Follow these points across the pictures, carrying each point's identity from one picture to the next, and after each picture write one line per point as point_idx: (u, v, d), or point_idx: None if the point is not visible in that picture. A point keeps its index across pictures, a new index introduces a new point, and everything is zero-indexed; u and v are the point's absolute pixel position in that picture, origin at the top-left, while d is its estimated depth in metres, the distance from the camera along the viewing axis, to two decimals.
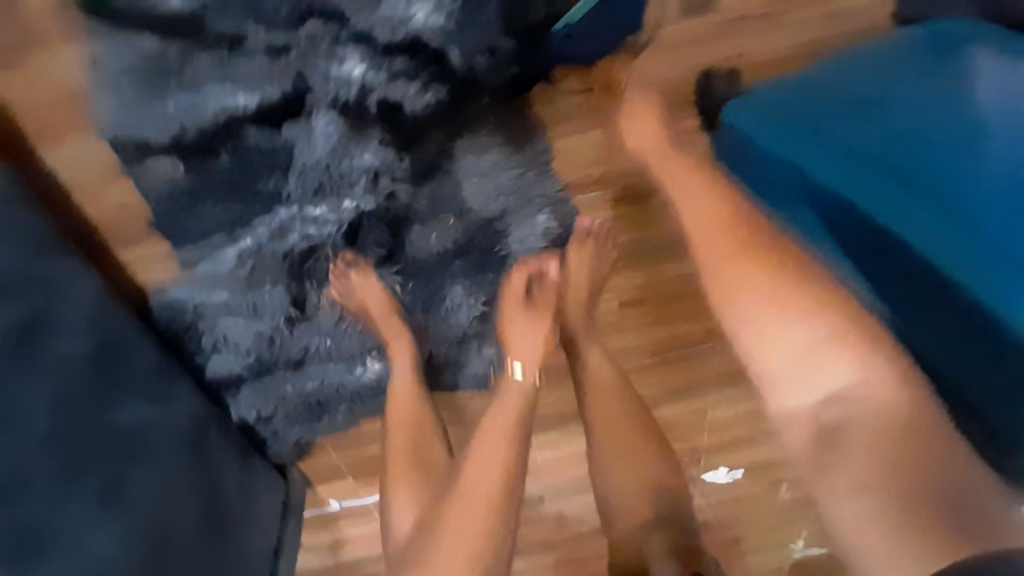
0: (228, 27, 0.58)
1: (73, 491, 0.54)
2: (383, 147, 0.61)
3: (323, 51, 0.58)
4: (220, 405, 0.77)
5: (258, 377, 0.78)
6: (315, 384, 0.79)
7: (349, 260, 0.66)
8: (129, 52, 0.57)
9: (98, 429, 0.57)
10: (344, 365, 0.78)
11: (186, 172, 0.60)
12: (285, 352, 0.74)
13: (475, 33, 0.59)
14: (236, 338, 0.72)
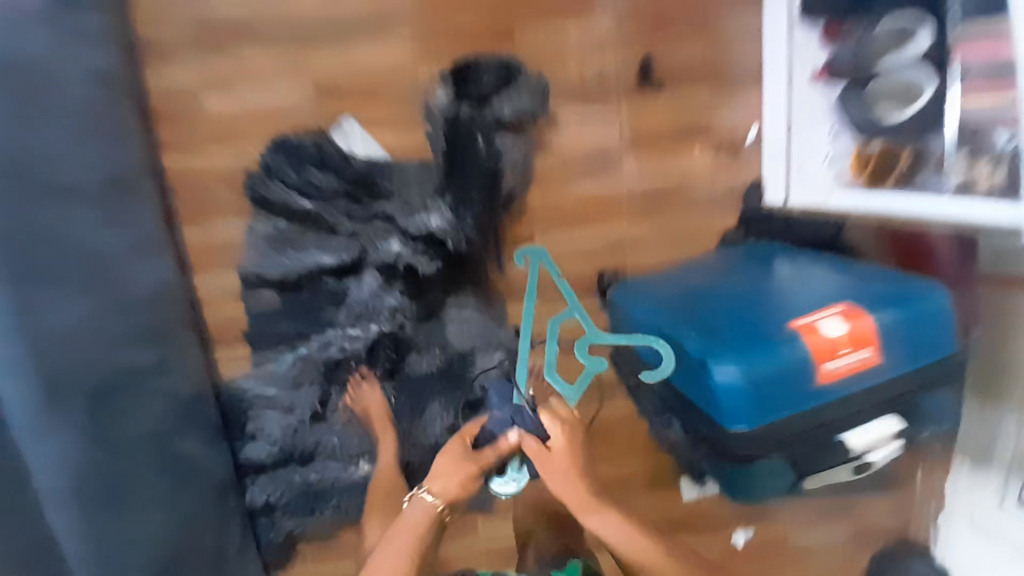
0: (331, 218, 0.94)
1: (144, 488, 0.77)
2: (401, 296, 0.97)
3: (379, 236, 0.95)
4: (241, 483, 1.01)
5: (275, 467, 1.02)
6: (317, 477, 1.03)
7: (365, 374, 1.00)
8: (269, 225, 0.95)
9: (169, 453, 0.83)
10: (342, 465, 1.03)
11: (279, 300, 0.98)
12: (302, 444, 1.01)
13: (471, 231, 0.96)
14: (272, 426, 1.00)
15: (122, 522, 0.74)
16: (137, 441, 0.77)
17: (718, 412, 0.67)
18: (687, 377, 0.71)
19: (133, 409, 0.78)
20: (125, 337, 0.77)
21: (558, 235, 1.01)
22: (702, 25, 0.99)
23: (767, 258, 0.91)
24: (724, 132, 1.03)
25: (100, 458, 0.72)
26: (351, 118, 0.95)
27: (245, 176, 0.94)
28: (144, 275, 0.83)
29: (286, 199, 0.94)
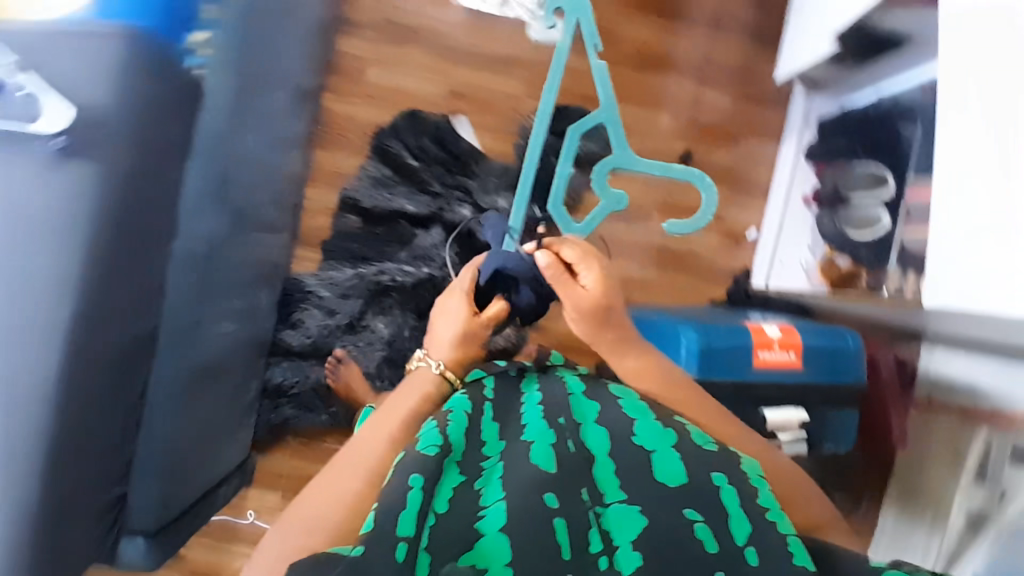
0: (426, 178, 1.22)
1: (220, 308, 0.96)
2: (453, 254, 1.21)
3: (456, 202, 1.21)
4: (270, 359, 1.21)
5: (302, 356, 1.22)
6: (329, 377, 1.21)
7: (399, 306, 1.22)
8: (377, 169, 1.23)
9: (244, 296, 1.02)
10: (353, 375, 1.22)
11: (360, 226, 1.24)
12: (330, 345, 1.22)
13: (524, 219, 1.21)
14: (313, 321, 1.22)
15: (201, 328, 0.93)
16: (235, 274, 0.97)
17: (677, 366, 0.86)
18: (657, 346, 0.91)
19: (239, 249, 0.98)
20: (258, 193, 1.00)
21: (586, 255, 1.26)
22: (744, 142, 1.28)
23: (743, 314, 1.14)
24: (735, 224, 1.28)
25: (210, 268, 0.91)
26: (464, 116, 1.23)
27: (375, 129, 1.23)
28: (286, 164, 1.08)
29: (398, 154, 1.22)
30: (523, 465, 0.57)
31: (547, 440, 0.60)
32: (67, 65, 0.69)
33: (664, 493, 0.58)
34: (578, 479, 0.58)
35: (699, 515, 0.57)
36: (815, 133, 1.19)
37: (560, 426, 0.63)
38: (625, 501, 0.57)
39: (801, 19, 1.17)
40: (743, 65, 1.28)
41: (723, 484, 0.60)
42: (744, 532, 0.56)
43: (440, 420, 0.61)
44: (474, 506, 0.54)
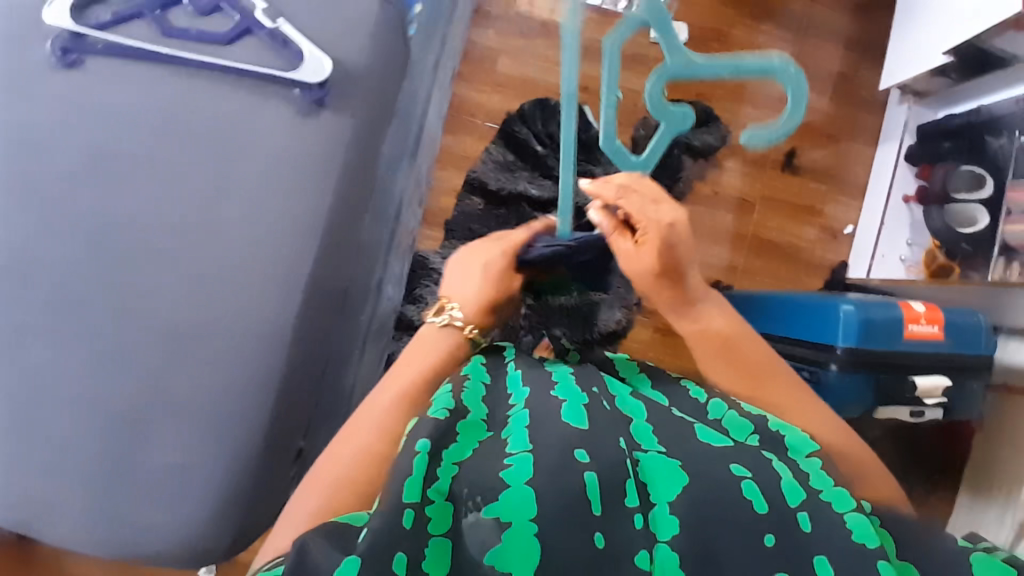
0: (550, 162, 1.26)
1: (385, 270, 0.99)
2: None
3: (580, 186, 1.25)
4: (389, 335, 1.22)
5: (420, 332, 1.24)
6: None
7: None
8: (503, 153, 1.27)
9: (398, 264, 1.06)
10: None
11: (482, 207, 1.27)
12: None
13: None
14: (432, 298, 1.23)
15: (373, 289, 0.95)
16: (398, 241, 1.01)
17: (834, 334, 0.93)
18: (809, 319, 0.98)
19: (403, 216, 1.01)
20: (419, 164, 1.05)
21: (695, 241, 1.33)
22: (843, 144, 1.36)
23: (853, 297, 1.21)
24: (834, 220, 1.36)
25: (386, 231, 0.94)
26: (589, 107, 1.30)
27: (504, 116, 1.29)
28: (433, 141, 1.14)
29: (525, 140, 1.27)
30: (559, 425, 0.59)
31: (648, 433, 0.65)
32: (319, 23, 0.75)
33: (710, 460, 0.60)
34: (613, 434, 0.61)
35: (748, 472, 0.58)
36: (915, 136, 1.27)
37: (592, 394, 0.69)
38: (663, 456, 0.60)
39: (904, 32, 1.28)
40: (841, 72, 1.37)
41: (776, 461, 0.62)
42: (847, 505, 0.58)
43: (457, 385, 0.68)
44: (504, 454, 0.56)
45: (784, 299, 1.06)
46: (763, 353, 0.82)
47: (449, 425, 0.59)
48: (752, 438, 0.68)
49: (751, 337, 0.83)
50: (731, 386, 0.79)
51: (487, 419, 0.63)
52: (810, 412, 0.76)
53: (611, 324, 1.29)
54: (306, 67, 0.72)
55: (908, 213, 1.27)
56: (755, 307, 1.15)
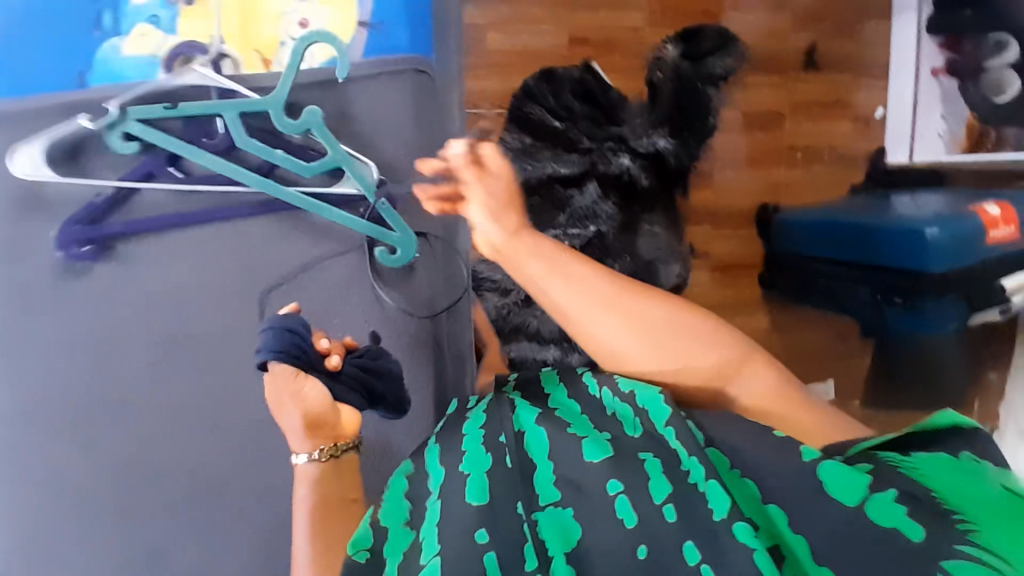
0: (572, 135, 1.16)
1: None
2: (611, 206, 1.19)
3: (611, 154, 1.16)
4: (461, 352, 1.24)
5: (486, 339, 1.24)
6: (513, 352, 1.23)
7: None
8: (516, 137, 1.16)
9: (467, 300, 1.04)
10: (536, 346, 1.24)
11: None
12: (507, 323, 1.26)
13: (686, 152, 1.20)
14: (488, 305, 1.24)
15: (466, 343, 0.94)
16: None
17: (917, 257, 0.95)
18: (890, 243, 0.99)
19: None
20: None
21: (731, 171, 1.28)
22: (859, 27, 1.28)
23: (860, 202, 1.20)
24: (862, 108, 1.31)
25: None
26: (597, 61, 1.20)
27: (511, 98, 1.17)
28: None
29: (540, 119, 1.16)
30: (460, 505, 0.57)
31: (548, 473, 0.60)
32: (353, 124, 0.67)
33: (589, 484, 0.58)
34: (513, 497, 0.58)
35: (621, 485, 0.57)
36: (933, 6, 1.20)
37: (498, 447, 0.63)
38: (558, 506, 0.57)
39: None
40: None
41: (648, 459, 0.59)
42: (699, 475, 0.55)
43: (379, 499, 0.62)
44: (416, 560, 0.54)
45: (849, 225, 1.07)
46: (611, 337, 0.65)
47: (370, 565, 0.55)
48: (636, 424, 0.64)
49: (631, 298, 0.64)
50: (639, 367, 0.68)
51: (408, 520, 0.58)
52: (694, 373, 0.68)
53: (672, 282, 1.25)
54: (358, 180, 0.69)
55: (937, 87, 1.23)
56: (810, 230, 1.15)
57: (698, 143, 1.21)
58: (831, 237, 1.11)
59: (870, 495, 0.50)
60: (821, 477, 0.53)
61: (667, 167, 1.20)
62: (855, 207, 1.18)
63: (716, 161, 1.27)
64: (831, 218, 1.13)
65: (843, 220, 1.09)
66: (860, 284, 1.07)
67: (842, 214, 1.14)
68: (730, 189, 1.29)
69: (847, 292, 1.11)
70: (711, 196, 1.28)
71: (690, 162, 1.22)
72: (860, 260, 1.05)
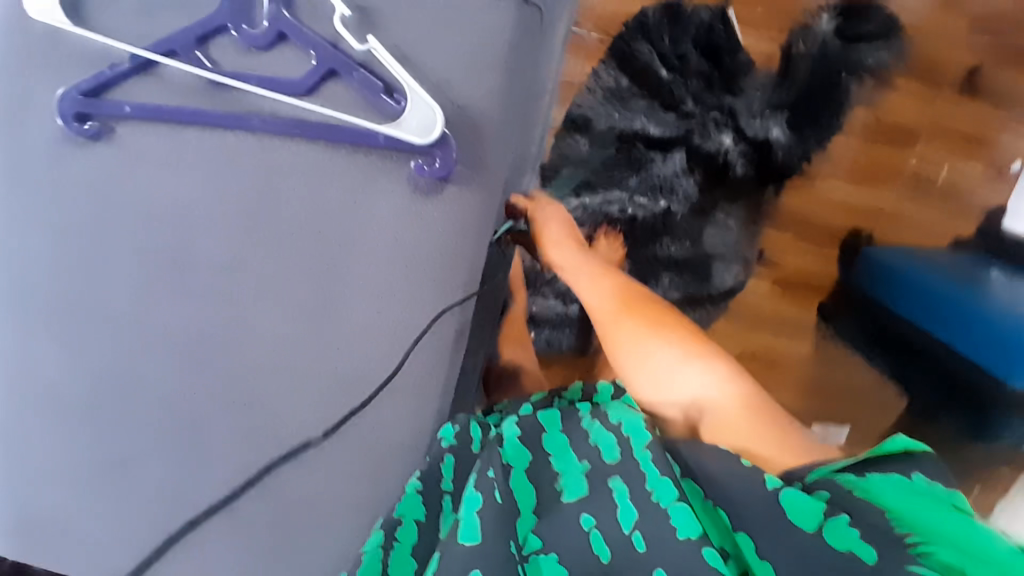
0: (677, 95, 1.02)
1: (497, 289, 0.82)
2: (693, 185, 1.07)
3: (713, 128, 1.03)
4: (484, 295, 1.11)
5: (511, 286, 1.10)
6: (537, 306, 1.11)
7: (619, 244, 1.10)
8: (615, 81, 1.02)
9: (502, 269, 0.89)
10: (562, 304, 1.12)
11: (587, 146, 1.04)
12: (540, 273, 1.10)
13: (802, 146, 1.05)
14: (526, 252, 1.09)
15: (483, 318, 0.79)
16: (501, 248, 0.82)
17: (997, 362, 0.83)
18: (971, 329, 0.87)
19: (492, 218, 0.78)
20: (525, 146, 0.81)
21: (833, 182, 1.12)
22: None
23: (961, 258, 1.04)
24: (1011, 150, 1.10)
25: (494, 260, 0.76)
26: (737, 10, 1.00)
27: (623, 31, 1.01)
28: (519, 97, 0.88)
29: (647, 65, 1.01)
30: (450, 556, 0.49)
31: (530, 519, 0.52)
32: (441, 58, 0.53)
33: (563, 527, 0.51)
34: (504, 540, 0.50)
35: (595, 521, 0.50)
36: None
37: (483, 478, 0.53)
38: (544, 555, 0.50)
39: None
40: None
41: (617, 484, 0.50)
42: (669, 496, 0.46)
43: (387, 542, 0.54)
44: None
45: (931, 277, 0.96)
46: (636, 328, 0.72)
47: None
48: (615, 452, 0.52)
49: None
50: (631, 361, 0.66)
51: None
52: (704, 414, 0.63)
53: (726, 282, 1.15)
54: (409, 110, 0.52)
55: None
56: (892, 275, 1.01)
57: (816, 142, 1.06)
58: (910, 294, 0.97)
59: (826, 520, 0.44)
60: (783, 502, 0.46)
61: (770, 161, 1.06)
62: (954, 262, 1.02)
63: (825, 166, 1.09)
64: (916, 271, 0.98)
65: (931, 280, 0.95)
66: (929, 358, 0.95)
67: (935, 269, 0.99)
68: (825, 203, 1.13)
69: (911, 360, 0.98)
70: (802, 203, 1.12)
71: (800, 163, 1.08)
72: (930, 331, 0.94)
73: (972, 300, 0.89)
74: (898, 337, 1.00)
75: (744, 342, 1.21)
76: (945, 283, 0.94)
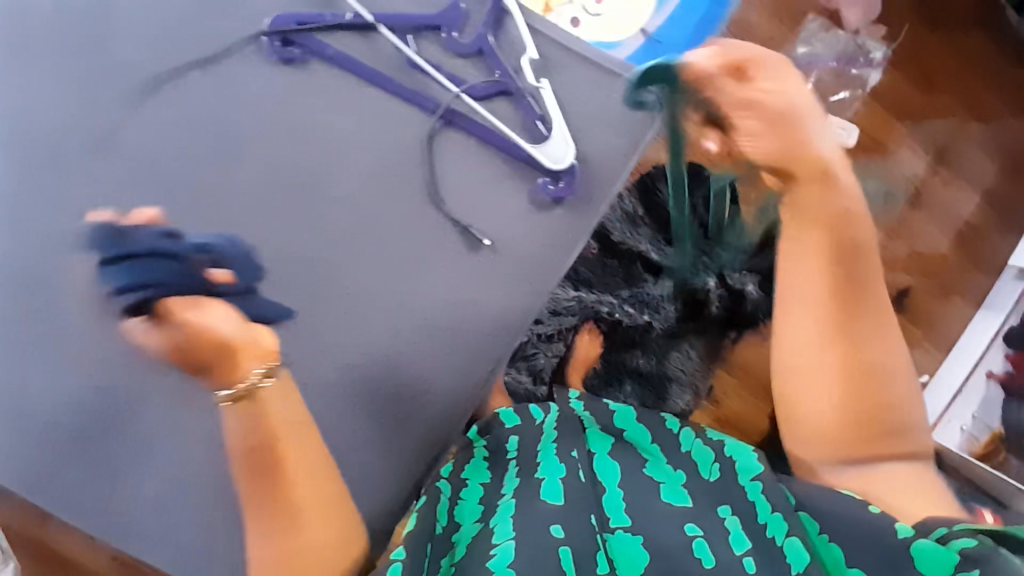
0: (680, 233, 1.22)
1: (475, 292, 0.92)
2: (673, 309, 1.23)
3: (700, 268, 1.22)
4: None
5: None
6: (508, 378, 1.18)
7: (594, 345, 1.22)
8: (632, 206, 1.22)
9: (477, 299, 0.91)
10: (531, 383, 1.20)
11: (595, 250, 1.23)
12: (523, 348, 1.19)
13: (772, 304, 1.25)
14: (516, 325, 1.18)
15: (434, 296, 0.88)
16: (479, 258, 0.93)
17: None
18: None
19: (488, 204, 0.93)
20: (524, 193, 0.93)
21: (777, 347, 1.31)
22: (949, 298, 1.35)
23: None
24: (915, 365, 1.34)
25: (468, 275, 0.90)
26: None
27: (649, 173, 1.24)
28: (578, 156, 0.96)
29: (660, 205, 1.24)
30: (538, 506, 0.71)
31: (619, 504, 0.74)
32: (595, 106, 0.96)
33: (667, 530, 0.70)
34: (585, 509, 0.72)
35: (699, 531, 0.70)
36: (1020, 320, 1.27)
37: (573, 463, 0.78)
38: (628, 533, 0.70)
39: None
40: (976, 228, 1.35)
41: (727, 513, 0.72)
42: (783, 531, 0.67)
43: (455, 498, 0.81)
44: (489, 543, 0.68)
45: None
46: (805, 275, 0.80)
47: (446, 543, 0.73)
48: (714, 469, 0.77)
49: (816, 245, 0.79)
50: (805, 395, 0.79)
51: (479, 518, 0.76)
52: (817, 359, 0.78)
53: (677, 407, 1.26)
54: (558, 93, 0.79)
55: (984, 388, 1.28)
56: None
57: None
58: None
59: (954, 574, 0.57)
60: (913, 553, 0.60)
61: (739, 309, 1.24)
62: None
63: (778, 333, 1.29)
64: None
65: None
66: None
67: None
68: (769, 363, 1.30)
69: None
70: (751, 355, 1.30)
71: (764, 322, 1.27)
72: None
73: None
74: None
75: None
76: None
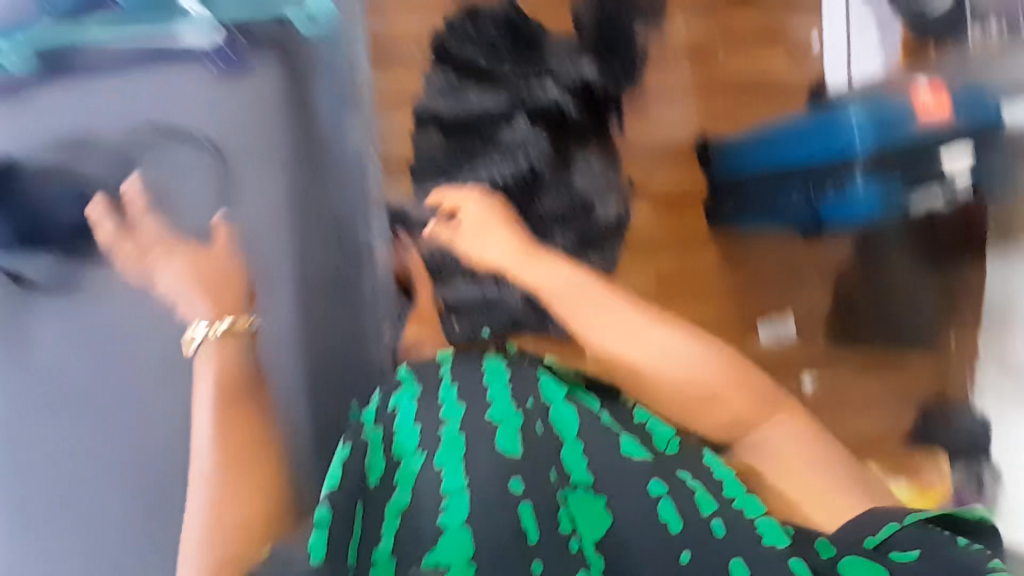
0: (498, 71, 1.17)
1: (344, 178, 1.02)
2: (544, 138, 1.19)
3: (538, 85, 1.18)
4: None
5: None
6: None
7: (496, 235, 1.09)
8: (442, 77, 1.17)
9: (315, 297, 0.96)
10: None
11: (438, 135, 1.15)
12: None
13: (616, 75, 1.25)
14: None
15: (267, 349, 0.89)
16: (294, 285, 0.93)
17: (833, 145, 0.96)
18: (806, 149, 1.02)
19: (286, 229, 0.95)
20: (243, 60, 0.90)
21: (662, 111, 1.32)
22: None
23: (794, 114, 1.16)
24: (794, 37, 1.31)
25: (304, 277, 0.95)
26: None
27: (434, 41, 1.18)
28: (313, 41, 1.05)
29: (465, 58, 1.18)
30: (489, 453, 0.64)
31: (577, 449, 0.67)
32: None
33: (621, 473, 0.64)
34: (547, 462, 0.65)
35: (664, 489, 0.62)
36: None
37: (530, 413, 0.69)
38: (591, 492, 0.64)
39: None
40: None
41: (693, 480, 0.64)
42: (757, 511, 0.61)
43: (383, 444, 0.68)
44: (438, 495, 0.61)
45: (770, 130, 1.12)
46: (664, 356, 0.73)
47: (372, 498, 0.63)
48: (672, 442, 0.71)
49: (635, 312, 0.75)
50: (702, 416, 0.73)
51: (414, 450, 0.66)
52: (613, 342, 0.74)
53: (612, 216, 1.28)
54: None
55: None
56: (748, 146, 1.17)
57: (625, 72, 1.26)
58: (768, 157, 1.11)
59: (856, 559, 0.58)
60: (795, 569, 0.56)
61: (594, 98, 1.24)
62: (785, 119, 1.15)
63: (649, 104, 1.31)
64: (767, 142, 1.13)
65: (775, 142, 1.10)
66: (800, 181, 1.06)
67: (780, 130, 1.12)
68: (666, 129, 1.32)
69: (783, 188, 1.11)
70: (646, 131, 1.31)
71: (625, 92, 1.26)
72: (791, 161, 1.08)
73: (793, 142, 1.05)
74: (776, 175, 1.11)
75: (656, 269, 1.33)
76: (787, 136, 1.08)
